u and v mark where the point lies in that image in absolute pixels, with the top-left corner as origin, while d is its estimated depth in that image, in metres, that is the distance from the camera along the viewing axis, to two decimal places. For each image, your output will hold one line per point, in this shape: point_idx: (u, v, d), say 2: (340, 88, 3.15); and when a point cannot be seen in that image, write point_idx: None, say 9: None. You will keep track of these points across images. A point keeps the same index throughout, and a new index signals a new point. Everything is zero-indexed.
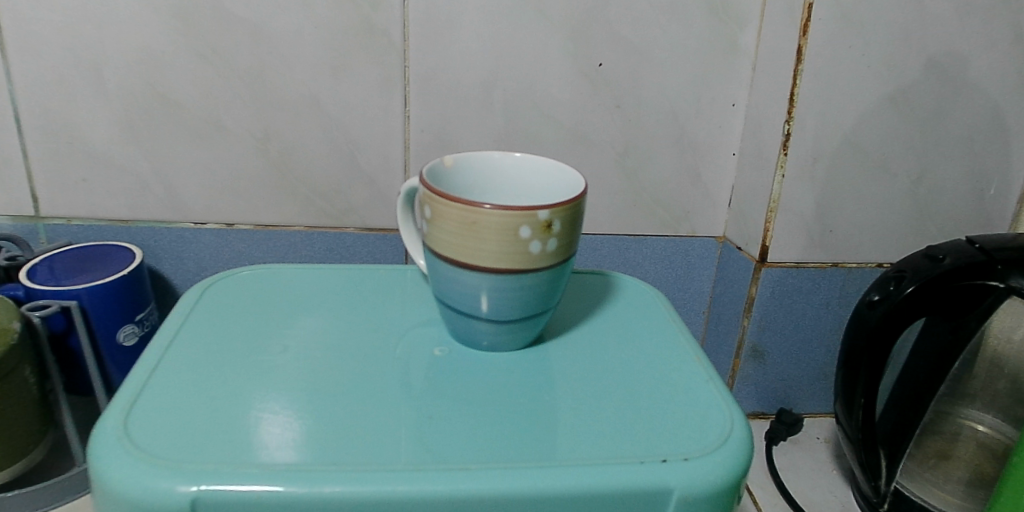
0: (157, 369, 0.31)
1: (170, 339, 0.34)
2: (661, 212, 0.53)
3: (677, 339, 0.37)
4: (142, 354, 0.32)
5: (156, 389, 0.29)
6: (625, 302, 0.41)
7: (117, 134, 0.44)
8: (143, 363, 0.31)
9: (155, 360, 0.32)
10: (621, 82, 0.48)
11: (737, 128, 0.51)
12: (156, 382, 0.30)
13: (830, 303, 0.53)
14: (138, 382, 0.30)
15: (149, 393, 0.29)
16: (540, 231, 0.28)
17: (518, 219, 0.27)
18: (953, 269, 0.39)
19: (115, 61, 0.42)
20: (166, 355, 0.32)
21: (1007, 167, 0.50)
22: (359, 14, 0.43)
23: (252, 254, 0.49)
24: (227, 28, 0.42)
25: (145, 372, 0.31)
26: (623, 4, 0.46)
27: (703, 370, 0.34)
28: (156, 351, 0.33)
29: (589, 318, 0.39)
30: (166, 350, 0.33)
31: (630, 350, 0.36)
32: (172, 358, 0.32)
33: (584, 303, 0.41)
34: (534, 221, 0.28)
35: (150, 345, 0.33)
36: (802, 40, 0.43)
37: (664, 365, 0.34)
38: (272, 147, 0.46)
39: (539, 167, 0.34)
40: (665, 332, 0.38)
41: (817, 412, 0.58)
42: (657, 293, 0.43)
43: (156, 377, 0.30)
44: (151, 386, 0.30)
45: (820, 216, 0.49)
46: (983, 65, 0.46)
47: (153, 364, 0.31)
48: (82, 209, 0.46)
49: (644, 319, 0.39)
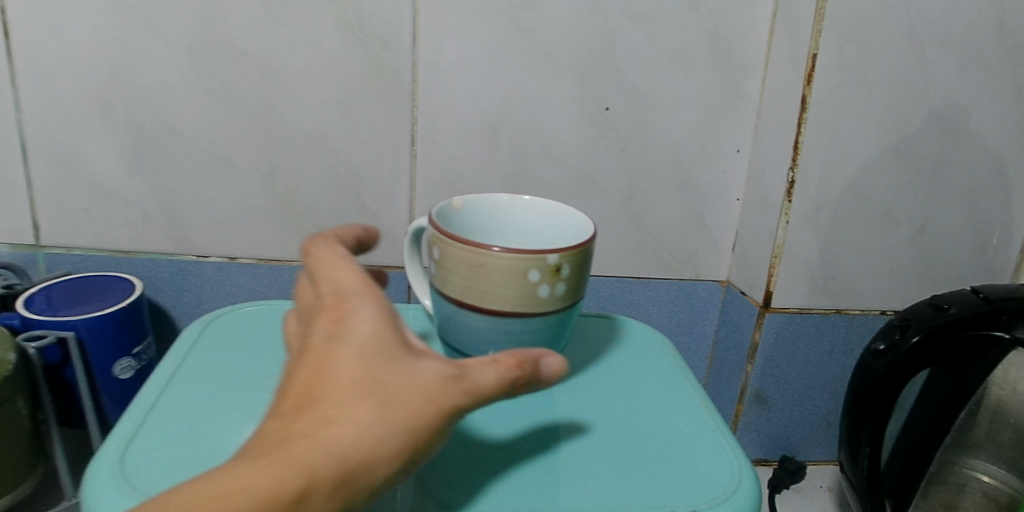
0: (157, 403, 0.30)
1: (170, 373, 0.33)
2: (665, 255, 0.53)
3: (684, 385, 0.37)
4: (142, 387, 0.32)
5: (154, 423, 0.29)
6: (631, 346, 0.41)
7: (124, 166, 0.44)
8: (143, 396, 0.31)
9: (155, 394, 0.31)
10: (627, 126, 0.48)
11: (742, 174, 0.51)
12: (153, 417, 0.29)
13: (834, 350, 0.52)
14: (137, 417, 0.29)
15: (146, 428, 0.29)
16: (549, 274, 0.28)
17: (528, 263, 0.27)
18: (958, 319, 0.40)
19: (127, 94, 0.43)
20: (165, 390, 0.32)
21: (1008, 216, 0.51)
22: (370, 54, 0.44)
23: (252, 288, 0.48)
24: (240, 65, 0.43)
25: (144, 406, 0.30)
26: (630, 51, 0.46)
27: (710, 416, 0.33)
28: (155, 386, 0.32)
29: (594, 362, 0.39)
30: (165, 385, 0.32)
31: (637, 396, 0.35)
32: (172, 392, 0.32)
33: (589, 346, 0.41)
34: (543, 265, 0.28)
35: (150, 379, 0.33)
36: (806, 89, 0.45)
37: (671, 412, 0.34)
38: (278, 182, 0.46)
39: (549, 215, 0.34)
40: (671, 376, 0.38)
41: (821, 460, 0.56)
42: (662, 338, 0.42)
43: (154, 412, 0.30)
44: (150, 420, 0.29)
45: (825, 263, 0.49)
46: (983, 117, 0.48)
47: (153, 398, 0.31)
48: (83, 239, 0.46)
49: (651, 364, 0.39)
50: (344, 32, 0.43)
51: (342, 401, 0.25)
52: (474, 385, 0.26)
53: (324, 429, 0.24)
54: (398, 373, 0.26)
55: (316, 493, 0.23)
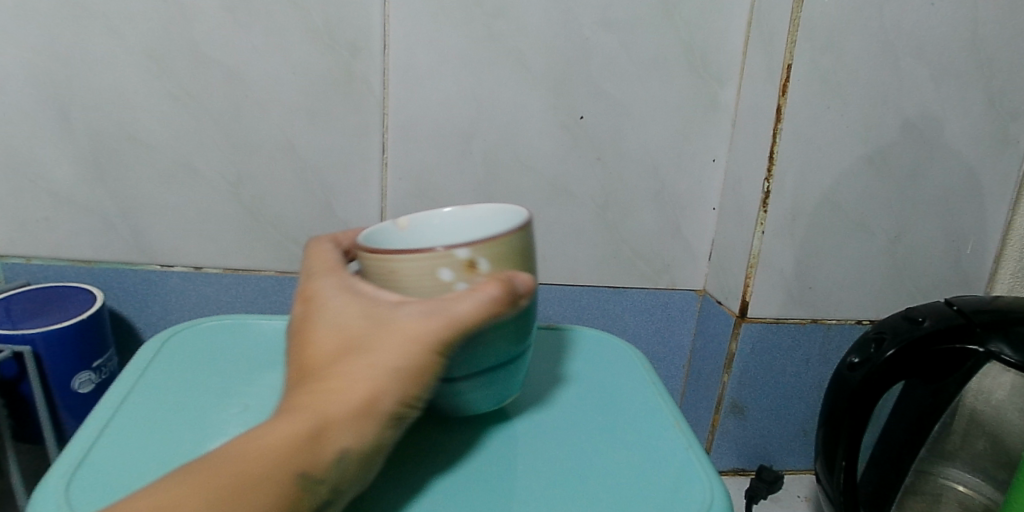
0: (111, 422, 0.30)
1: (127, 390, 0.33)
2: (641, 265, 0.52)
3: (662, 406, 0.36)
4: (96, 405, 0.31)
5: (107, 443, 0.28)
6: (609, 365, 0.41)
7: (84, 174, 0.43)
8: (97, 415, 0.30)
9: (110, 412, 0.31)
10: (602, 135, 0.48)
11: (718, 183, 0.51)
12: (105, 435, 0.29)
13: (810, 360, 0.52)
14: (89, 437, 0.29)
15: (98, 448, 0.28)
16: (465, 271, 0.26)
17: (437, 261, 0.26)
18: (932, 332, 0.40)
19: (87, 101, 0.41)
20: (121, 408, 0.31)
21: (982, 225, 0.51)
22: (340, 62, 0.43)
23: (219, 299, 0.47)
24: (205, 71, 0.42)
25: (98, 425, 0.29)
26: (604, 60, 0.46)
27: (684, 437, 0.33)
28: (110, 403, 0.31)
29: (565, 385, 0.39)
30: (121, 403, 0.31)
31: (606, 419, 0.35)
32: (129, 410, 0.31)
33: (566, 365, 0.41)
34: (454, 262, 0.26)
35: (105, 397, 0.32)
36: (781, 100, 0.44)
37: (643, 434, 0.34)
38: (246, 191, 0.45)
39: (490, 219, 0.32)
40: (648, 398, 0.37)
41: (798, 469, 0.56)
42: (639, 357, 0.42)
43: (108, 431, 0.29)
44: (103, 438, 0.28)
45: (800, 272, 0.49)
46: (956, 128, 0.48)
47: (107, 417, 0.30)
48: (42, 248, 0.44)
49: (628, 384, 0.39)
50: (313, 39, 0.42)
51: (344, 357, 0.24)
52: (461, 305, 0.24)
53: (336, 386, 0.24)
54: (383, 323, 0.24)
55: (330, 443, 0.23)
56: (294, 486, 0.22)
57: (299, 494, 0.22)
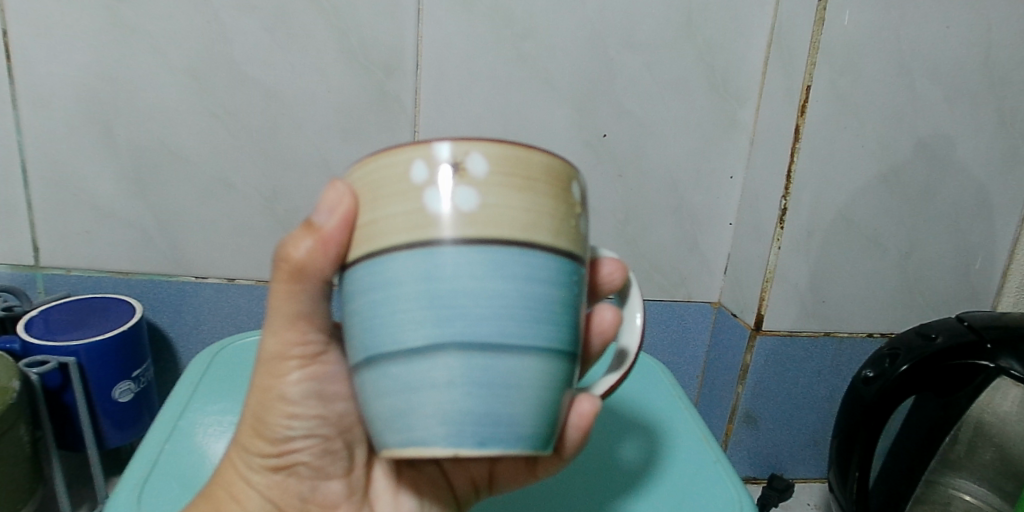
0: (150, 475, 0.35)
1: (161, 442, 0.37)
2: (659, 278, 0.54)
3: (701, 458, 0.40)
4: (132, 459, 0.36)
5: (148, 496, 0.33)
6: (646, 413, 0.44)
7: (124, 188, 0.44)
8: (136, 468, 0.35)
9: (148, 465, 0.35)
10: (624, 152, 0.49)
11: (735, 199, 0.52)
12: (145, 489, 0.34)
13: (822, 372, 0.53)
14: (131, 492, 0.33)
15: (143, 500, 0.33)
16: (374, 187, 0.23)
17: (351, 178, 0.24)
18: (945, 348, 0.41)
19: (129, 118, 0.43)
20: (158, 460, 0.36)
21: (992, 242, 0.52)
22: (373, 80, 0.44)
23: (250, 309, 0.48)
24: (242, 89, 0.43)
25: (137, 480, 0.34)
26: (628, 79, 0.47)
27: (731, 495, 0.37)
28: (147, 457, 0.36)
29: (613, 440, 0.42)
30: (158, 455, 0.36)
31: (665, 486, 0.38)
32: (164, 463, 0.36)
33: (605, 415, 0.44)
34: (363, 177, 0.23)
35: (141, 448, 0.37)
36: (800, 120, 0.46)
37: (695, 497, 0.37)
38: (279, 205, 0.46)
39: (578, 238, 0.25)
40: (688, 448, 0.41)
41: (808, 478, 0.58)
42: (678, 397, 0.46)
43: (147, 484, 0.34)
44: (144, 492, 0.34)
45: (814, 287, 0.50)
46: (969, 148, 0.49)
47: (144, 471, 0.35)
48: (81, 259, 0.46)
49: (666, 435, 0.42)
50: (347, 59, 0.43)
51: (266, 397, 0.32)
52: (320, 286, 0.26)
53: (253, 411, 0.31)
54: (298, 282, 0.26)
55: (270, 459, 0.30)
56: (276, 489, 0.31)
57: (280, 493, 0.31)
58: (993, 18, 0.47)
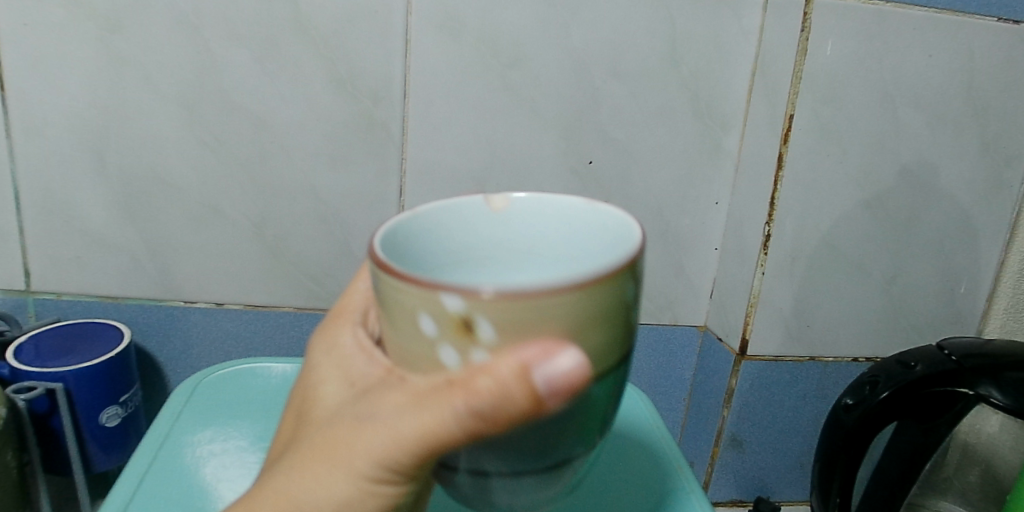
0: (131, 504, 0.35)
1: (142, 472, 0.38)
2: (645, 302, 0.54)
3: (682, 488, 0.40)
4: (114, 487, 0.36)
5: None
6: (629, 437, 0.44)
7: (115, 215, 0.45)
8: (116, 496, 0.36)
9: (129, 493, 0.36)
10: (610, 179, 0.50)
11: (720, 225, 0.53)
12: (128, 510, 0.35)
13: (807, 395, 0.54)
14: None
15: None
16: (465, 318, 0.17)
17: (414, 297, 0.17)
18: (925, 375, 0.41)
19: (120, 147, 0.43)
20: (140, 489, 0.36)
21: (976, 266, 0.53)
22: (361, 109, 0.45)
23: (239, 333, 0.49)
24: (232, 118, 0.44)
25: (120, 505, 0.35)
26: (614, 108, 0.48)
27: None
28: (127, 486, 0.36)
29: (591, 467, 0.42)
30: (139, 484, 0.37)
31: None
32: (145, 492, 0.36)
33: None
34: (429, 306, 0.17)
35: (121, 477, 0.37)
36: (782, 148, 0.46)
37: None
38: (268, 232, 0.46)
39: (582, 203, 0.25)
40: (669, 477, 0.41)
41: (795, 500, 0.58)
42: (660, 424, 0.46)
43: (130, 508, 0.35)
44: None
45: (799, 312, 0.51)
46: (952, 175, 0.50)
47: (125, 499, 0.35)
48: (71, 285, 0.46)
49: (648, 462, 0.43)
50: (337, 89, 0.44)
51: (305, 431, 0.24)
52: (445, 424, 0.19)
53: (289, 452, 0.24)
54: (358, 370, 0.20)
55: None
56: None
57: None
58: (975, 49, 0.47)
